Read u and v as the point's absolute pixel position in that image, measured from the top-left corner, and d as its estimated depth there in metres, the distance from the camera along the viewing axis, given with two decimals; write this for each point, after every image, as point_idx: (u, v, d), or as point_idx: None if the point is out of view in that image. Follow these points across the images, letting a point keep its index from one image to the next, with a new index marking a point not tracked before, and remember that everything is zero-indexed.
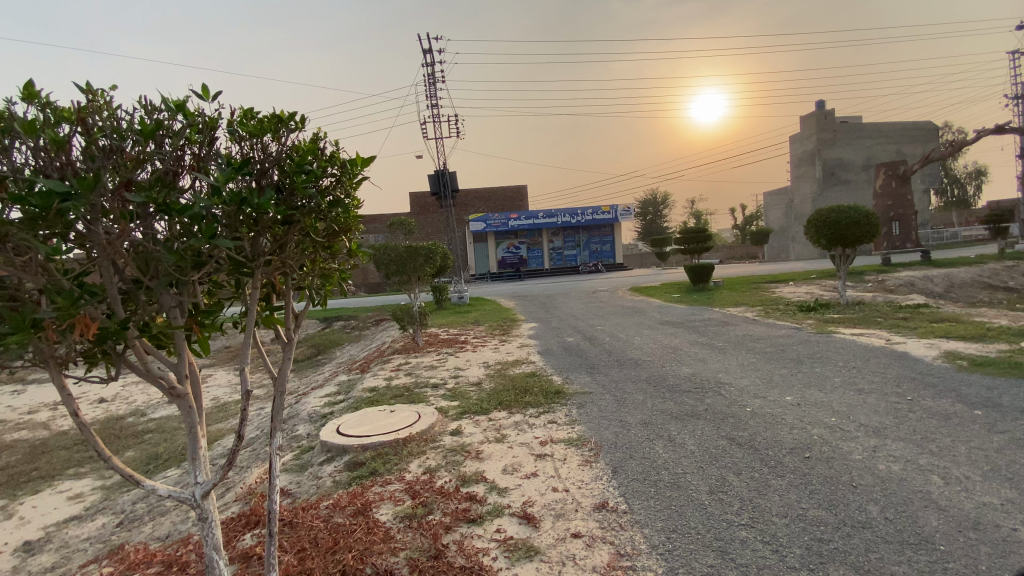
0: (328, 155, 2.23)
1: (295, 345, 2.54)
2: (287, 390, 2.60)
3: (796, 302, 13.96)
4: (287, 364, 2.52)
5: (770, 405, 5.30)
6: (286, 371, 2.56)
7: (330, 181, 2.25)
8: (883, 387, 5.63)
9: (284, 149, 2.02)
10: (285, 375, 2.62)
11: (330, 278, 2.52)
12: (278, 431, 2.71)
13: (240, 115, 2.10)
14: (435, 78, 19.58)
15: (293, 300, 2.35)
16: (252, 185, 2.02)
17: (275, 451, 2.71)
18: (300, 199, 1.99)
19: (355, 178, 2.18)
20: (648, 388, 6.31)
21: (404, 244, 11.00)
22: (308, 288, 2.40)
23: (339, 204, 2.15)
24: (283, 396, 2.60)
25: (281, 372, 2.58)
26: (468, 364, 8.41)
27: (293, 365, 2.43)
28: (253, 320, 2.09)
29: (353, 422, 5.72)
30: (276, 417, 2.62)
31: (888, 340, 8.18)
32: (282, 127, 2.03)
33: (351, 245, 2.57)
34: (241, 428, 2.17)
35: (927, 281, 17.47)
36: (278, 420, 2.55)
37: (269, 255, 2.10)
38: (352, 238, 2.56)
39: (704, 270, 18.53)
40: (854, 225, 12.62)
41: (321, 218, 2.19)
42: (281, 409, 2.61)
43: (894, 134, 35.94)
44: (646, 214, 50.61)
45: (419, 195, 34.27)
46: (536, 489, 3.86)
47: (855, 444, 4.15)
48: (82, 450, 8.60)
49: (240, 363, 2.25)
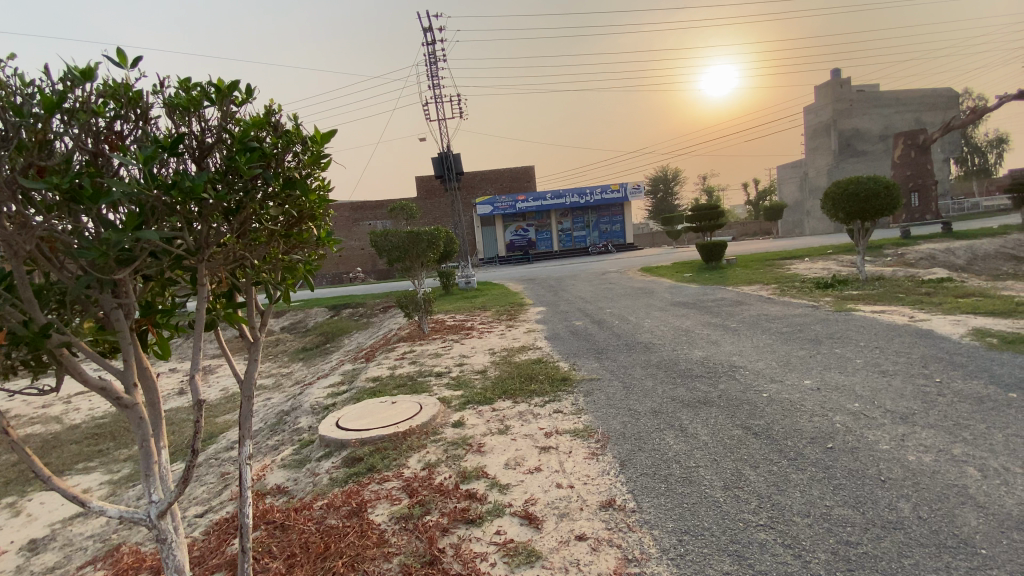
0: (284, 130, 2.03)
1: (262, 344, 2.38)
2: (254, 393, 2.46)
3: (812, 278, 13.54)
4: (252, 366, 2.36)
5: (787, 390, 5.02)
6: (252, 374, 2.40)
7: (290, 158, 2.08)
8: (908, 369, 5.31)
9: (223, 123, 1.83)
10: (253, 376, 2.48)
11: (296, 269, 2.40)
12: (248, 438, 2.55)
13: (176, 87, 1.92)
14: (435, 58, 19.03)
15: (258, 296, 2.20)
16: (190, 167, 1.85)
17: (246, 460, 2.57)
18: (247, 179, 1.83)
19: (316, 158, 2.01)
20: (658, 373, 6.07)
21: (406, 230, 10.73)
22: (267, 282, 2.26)
23: (296, 185, 1.97)
24: (252, 400, 2.45)
25: (248, 374, 2.45)
26: (474, 351, 8.21)
27: (256, 368, 2.26)
28: (203, 324, 1.94)
29: (353, 414, 5.55)
30: (244, 423, 2.47)
31: (911, 317, 7.81)
32: (221, 98, 1.84)
33: (320, 233, 2.43)
34: (193, 444, 2.03)
35: (949, 254, 16.87)
36: (246, 427, 2.40)
37: (216, 246, 1.97)
38: (321, 224, 2.41)
39: (715, 248, 18.07)
40: (873, 197, 12.10)
41: (275, 203, 2.01)
42: (250, 415, 2.46)
43: (914, 102, 34.59)
44: (657, 192, 49.74)
45: (425, 179, 33.93)
46: (540, 485, 3.65)
47: (880, 433, 3.87)
48: (93, 444, 8.62)
49: (190, 367, 2.09)
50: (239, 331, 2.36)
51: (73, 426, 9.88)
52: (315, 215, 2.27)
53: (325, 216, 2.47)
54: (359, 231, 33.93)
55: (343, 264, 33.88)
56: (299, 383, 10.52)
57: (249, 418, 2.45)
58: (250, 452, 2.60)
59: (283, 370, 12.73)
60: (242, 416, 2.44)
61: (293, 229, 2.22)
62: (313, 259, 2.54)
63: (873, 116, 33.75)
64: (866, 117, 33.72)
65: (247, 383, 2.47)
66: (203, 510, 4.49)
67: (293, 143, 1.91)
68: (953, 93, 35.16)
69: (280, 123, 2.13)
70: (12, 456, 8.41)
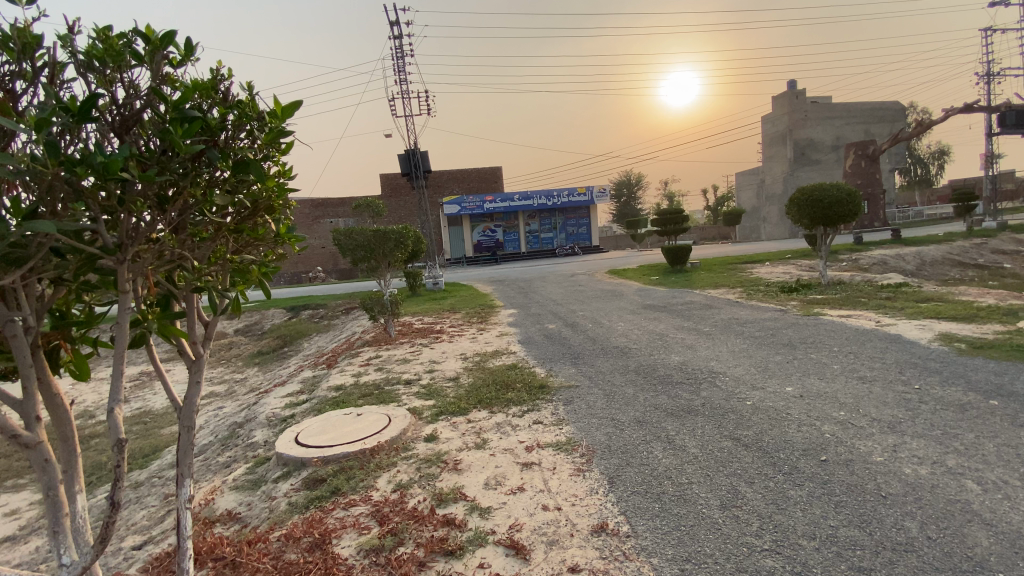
0: (233, 101, 1.74)
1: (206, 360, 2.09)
2: (195, 423, 2.16)
3: (776, 282, 13.80)
4: (191, 391, 2.04)
5: (771, 398, 4.89)
6: (191, 402, 2.10)
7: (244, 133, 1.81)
8: (886, 375, 5.32)
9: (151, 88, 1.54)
10: (193, 400, 2.13)
11: (248, 273, 2.08)
12: (187, 477, 2.24)
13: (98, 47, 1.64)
14: (402, 53, 18.54)
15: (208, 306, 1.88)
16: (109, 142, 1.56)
17: (185, 505, 2.23)
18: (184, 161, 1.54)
19: (273, 139, 1.71)
20: (638, 380, 5.88)
21: (372, 228, 10.23)
22: (208, 289, 1.92)
23: (245, 165, 1.67)
24: (192, 434, 2.15)
25: (188, 396, 2.10)
26: (445, 356, 7.84)
27: (198, 394, 1.95)
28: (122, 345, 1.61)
29: (314, 428, 5.09)
30: (182, 460, 2.15)
31: (878, 321, 7.97)
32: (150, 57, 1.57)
33: (279, 229, 2.10)
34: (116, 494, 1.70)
35: (900, 260, 17.60)
36: (185, 463, 2.09)
37: (142, 243, 1.66)
38: (280, 219, 2.09)
39: (681, 252, 18.23)
40: (837, 204, 12.41)
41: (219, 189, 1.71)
42: (188, 453, 2.15)
43: (863, 114, 36.28)
44: (621, 197, 50.42)
45: (390, 177, 33.14)
46: (524, 508, 3.35)
47: (871, 443, 3.81)
48: (21, 459, 7.74)
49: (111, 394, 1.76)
50: (178, 347, 2.04)
51: None
52: (273, 207, 1.96)
53: (286, 208, 2.15)
54: (320, 229, 32.85)
55: (302, 264, 32.65)
56: (254, 391, 9.83)
57: (189, 454, 2.14)
58: (190, 495, 2.28)
59: (237, 377, 11.95)
60: (180, 452, 2.14)
61: (246, 224, 1.91)
62: (274, 262, 2.22)
63: (826, 126, 35.15)
64: (819, 127, 35.09)
65: (186, 412, 2.17)
66: (142, 542, 3.95)
67: (244, 118, 1.62)
68: (898, 107, 37.13)
69: (231, 97, 1.84)
70: None
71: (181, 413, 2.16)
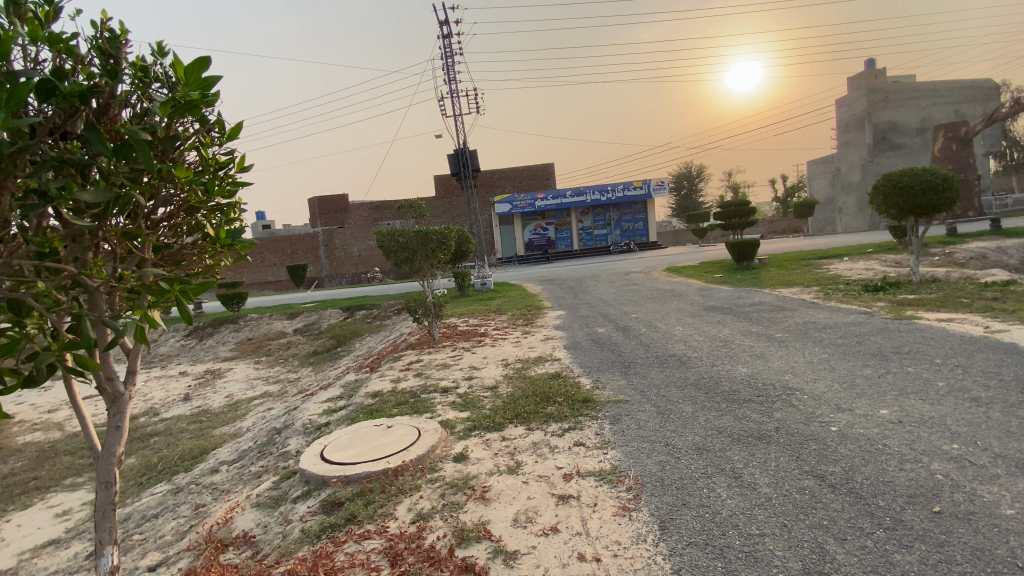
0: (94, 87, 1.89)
1: (128, 398, 2.51)
2: (111, 481, 2.49)
3: (858, 280, 12.32)
4: (108, 430, 2.44)
5: (862, 423, 4.08)
6: (110, 445, 2.45)
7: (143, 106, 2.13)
8: (1007, 397, 4.33)
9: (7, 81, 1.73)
10: (112, 446, 2.47)
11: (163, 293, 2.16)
12: (109, 543, 2.50)
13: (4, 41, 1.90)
14: (450, 52, 18.42)
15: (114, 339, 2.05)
16: None
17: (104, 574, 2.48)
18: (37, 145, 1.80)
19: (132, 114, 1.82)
20: (698, 396, 5.17)
21: (415, 228, 9.95)
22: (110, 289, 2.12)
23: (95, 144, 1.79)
24: (109, 492, 2.48)
25: (105, 444, 2.45)
26: (485, 362, 7.41)
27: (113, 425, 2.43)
28: None
29: (342, 441, 4.80)
30: (102, 523, 2.48)
31: (988, 326, 6.75)
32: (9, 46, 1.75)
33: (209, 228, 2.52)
34: None
35: (1003, 253, 15.48)
36: (101, 521, 2.44)
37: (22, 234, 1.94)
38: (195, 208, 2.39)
39: (747, 246, 16.84)
40: (932, 190, 10.90)
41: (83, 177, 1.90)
42: (106, 517, 2.48)
43: (955, 92, 32.66)
44: (680, 189, 48.35)
45: (443, 177, 33.34)
46: (556, 555, 2.85)
47: (998, 489, 3.01)
48: (85, 456, 7.99)
49: None
50: (98, 385, 2.41)
51: (74, 433, 9.40)
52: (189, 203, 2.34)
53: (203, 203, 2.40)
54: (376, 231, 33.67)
55: (361, 264, 33.54)
56: (301, 393, 9.83)
57: (107, 515, 2.48)
58: (111, 569, 2.51)
59: (291, 377, 12.19)
60: (99, 513, 2.47)
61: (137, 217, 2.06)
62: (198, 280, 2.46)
63: (910, 107, 31.84)
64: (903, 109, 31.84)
65: (103, 465, 2.48)
66: (156, 562, 3.77)
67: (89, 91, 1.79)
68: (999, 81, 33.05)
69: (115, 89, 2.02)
70: (4, 468, 7.91)
71: (101, 465, 2.47)
